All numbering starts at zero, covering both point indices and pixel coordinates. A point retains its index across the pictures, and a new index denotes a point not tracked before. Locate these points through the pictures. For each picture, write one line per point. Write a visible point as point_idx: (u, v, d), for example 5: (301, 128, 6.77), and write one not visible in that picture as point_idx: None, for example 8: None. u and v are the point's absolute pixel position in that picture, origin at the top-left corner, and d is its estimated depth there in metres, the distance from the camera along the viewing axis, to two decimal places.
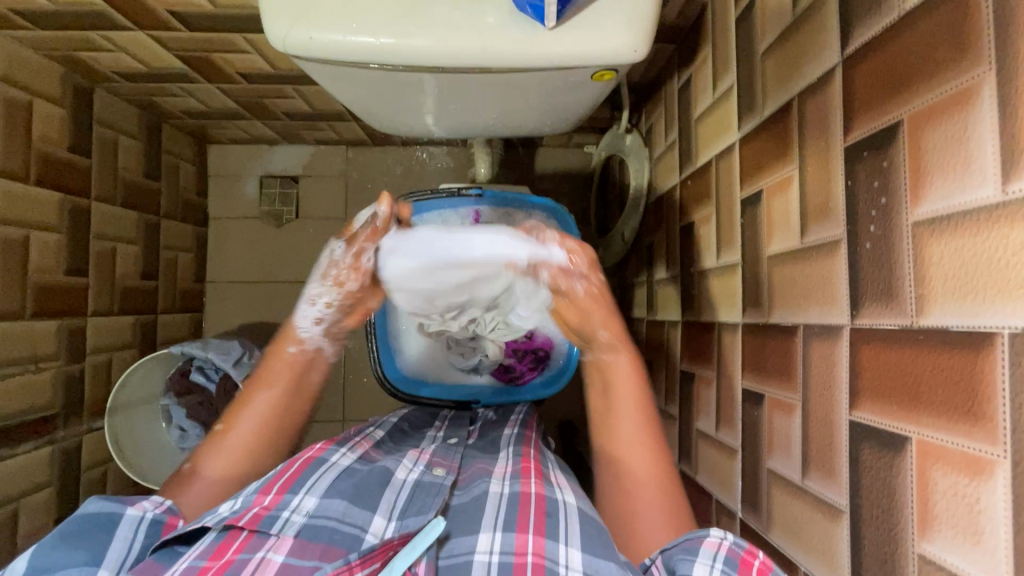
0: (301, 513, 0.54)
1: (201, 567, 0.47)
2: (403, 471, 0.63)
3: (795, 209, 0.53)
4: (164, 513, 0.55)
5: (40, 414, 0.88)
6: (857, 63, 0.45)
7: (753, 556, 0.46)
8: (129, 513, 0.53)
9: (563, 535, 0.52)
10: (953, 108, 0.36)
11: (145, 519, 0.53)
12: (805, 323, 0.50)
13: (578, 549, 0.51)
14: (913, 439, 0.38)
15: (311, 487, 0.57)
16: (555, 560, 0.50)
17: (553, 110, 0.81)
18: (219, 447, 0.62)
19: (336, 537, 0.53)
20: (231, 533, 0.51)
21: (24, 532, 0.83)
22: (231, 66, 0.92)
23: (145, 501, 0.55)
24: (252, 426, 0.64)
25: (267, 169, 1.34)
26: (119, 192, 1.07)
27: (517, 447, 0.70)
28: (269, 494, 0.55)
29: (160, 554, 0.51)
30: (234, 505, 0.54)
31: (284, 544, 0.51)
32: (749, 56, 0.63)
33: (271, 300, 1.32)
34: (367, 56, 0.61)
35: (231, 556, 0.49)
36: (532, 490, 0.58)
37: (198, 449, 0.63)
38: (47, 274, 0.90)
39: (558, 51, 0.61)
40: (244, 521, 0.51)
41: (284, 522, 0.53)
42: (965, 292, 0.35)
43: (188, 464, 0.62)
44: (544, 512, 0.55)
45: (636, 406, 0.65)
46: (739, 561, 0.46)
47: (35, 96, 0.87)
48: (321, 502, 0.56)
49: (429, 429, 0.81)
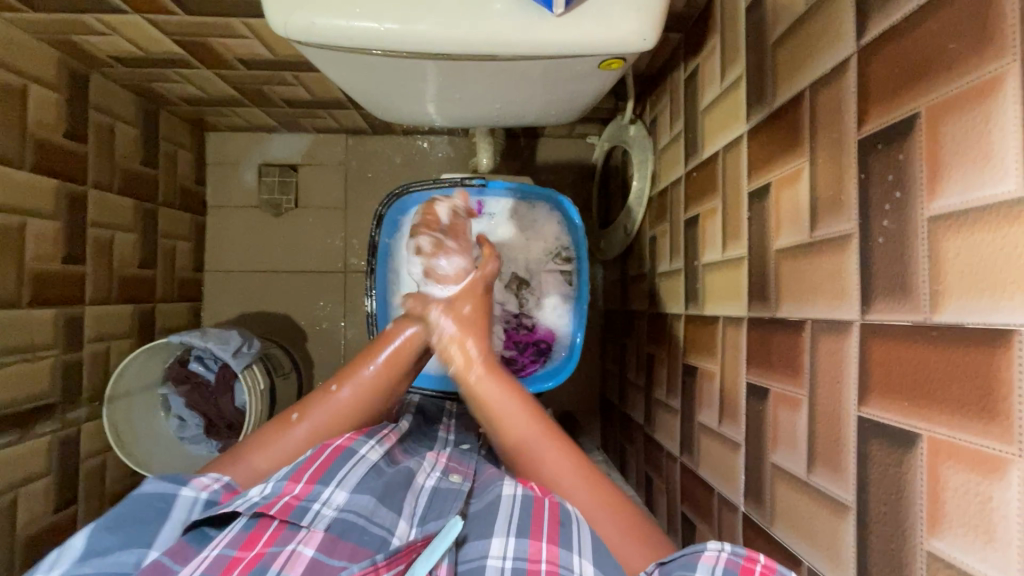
0: (332, 506, 0.54)
1: (232, 558, 0.49)
2: (422, 475, 0.63)
3: (805, 201, 0.52)
4: (219, 491, 0.57)
5: (39, 403, 0.87)
6: (873, 55, 0.44)
7: (754, 562, 0.46)
8: (185, 493, 0.55)
9: (577, 545, 0.53)
10: (973, 101, 0.35)
11: (199, 500, 0.55)
12: (813, 317, 0.50)
13: (592, 562, 0.52)
14: (924, 436, 0.37)
15: (341, 480, 0.56)
16: (569, 568, 0.51)
17: (559, 99, 0.80)
18: (331, 401, 0.65)
19: (365, 537, 0.53)
20: (262, 522, 0.52)
21: (22, 522, 0.83)
22: (230, 51, 0.91)
23: (203, 479, 0.57)
24: (362, 386, 0.67)
25: (265, 157, 1.32)
26: (117, 179, 1.05)
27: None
28: (300, 483, 0.55)
29: (191, 537, 0.52)
30: (265, 491, 0.54)
31: (314, 538, 0.51)
32: (759, 45, 0.62)
33: (269, 290, 1.31)
34: (371, 43, 0.60)
35: (262, 548, 0.50)
36: (545, 496, 0.58)
37: (306, 400, 0.66)
38: (44, 262, 0.89)
39: (565, 38, 0.60)
40: (275, 511, 0.52)
41: (315, 515, 0.53)
42: (982, 287, 0.34)
43: (296, 413, 0.65)
44: (558, 520, 0.55)
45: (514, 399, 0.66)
46: (740, 569, 0.46)
47: (30, 81, 0.86)
48: (351, 497, 0.56)
49: (440, 428, 0.81)
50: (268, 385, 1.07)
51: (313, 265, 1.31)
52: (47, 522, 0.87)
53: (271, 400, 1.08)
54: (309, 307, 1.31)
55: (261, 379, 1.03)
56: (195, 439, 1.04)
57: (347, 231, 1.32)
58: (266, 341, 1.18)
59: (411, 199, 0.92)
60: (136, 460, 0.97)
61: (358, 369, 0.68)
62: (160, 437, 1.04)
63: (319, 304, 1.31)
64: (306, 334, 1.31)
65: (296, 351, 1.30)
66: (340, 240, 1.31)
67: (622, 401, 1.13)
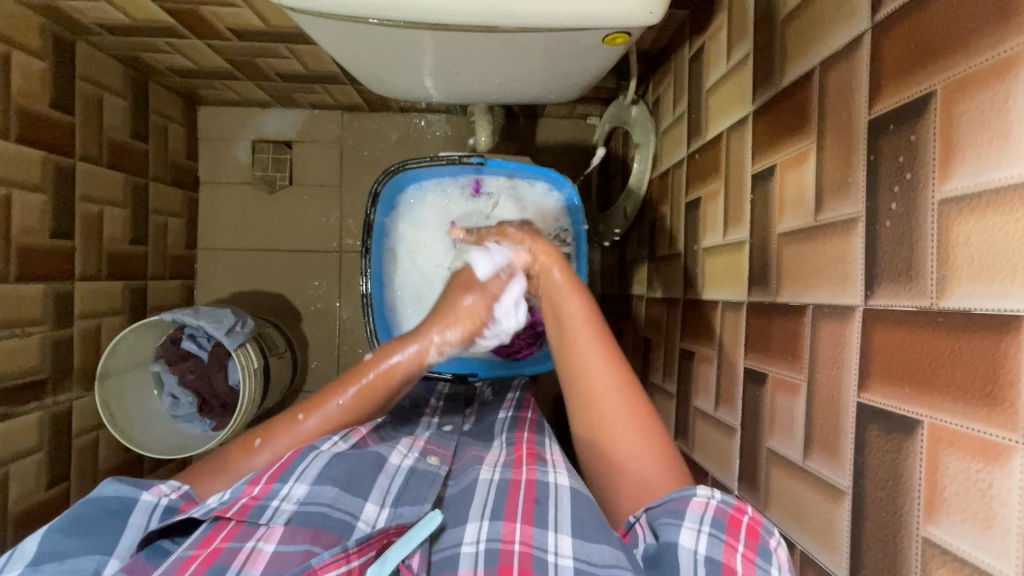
0: (291, 501, 0.54)
1: (189, 556, 0.48)
2: (397, 456, 0.61)
3: (809, 185, 0.51)
4: (179, 499, 0.56)
5: (29, 378, 0.86)
6: (886, 31, 0.42)
7: (741, 513, 0.47)
8: (144, 498, 0.54)
9: (552, 522, 0.52)
10: (992, 79, 0.34)
11: (159, 505, 0.54)
12: (814, 302, 0.49)
13: (568, 535, 0.50)
14: (926, 422, 0.37)
15: (300, 474, 0.56)
16: (543, 548, 0.49)
17: (561, 75, 0.78)
18: (293, 429, 0.62)
19: (328, 522, 0.53)
20: (219, 523, 0.52)
21: (13, 497, 0.82)
22: (220, 20, 0.88)
23: (161, 486, 0.56)
24: (329, 419, 0.63)
25: (259, 133, 1.29)
26: (105, 152, 1.02)
27: (510, 434, 0.69)
28: (257, 484, 0.54)
29: (149, 551, 0.51)
30: (223, 496, 0.54)
31: (274, 533, 0.51)
32: (768, 22, 0.60)
33: (262, 269, 1.29)
34: (367, 12, 0.58)
35: (219, 544, 0.49)
36: (522, 477, 0.57)
37: (270, 424, 0.63)
38: (31, 236, 0.87)
39: (568, 11, 0.58)
40: (233, 512, 0.52)
41: (274, 511, 0.53)
42: (991, 273, 0.33)
43: (259, 439, 0.62)
44: (532, 499, 0.54)
45: (582, 304, 0.66)
46: (727, 520, 0.46)
47: (13, 48, 0.83)
48: (312, 489, 0.55)
49: (426, 412, 0.79)
50: (261, 364, 1.06)
51: (307, 244, 1.29)
52: (40, 499, 0.87)
53: (264, 379, 1.08)
54: (304, 286, 1.29)
55: (254, 358, 1.02)
56: (188, 418, 1.05)
57: (342, 210, 1.29)
58: (259, 320, 1.16)
59: (409, 176, 0.91)
60: (128, 438, 0.97)
61: (328, 399, 0.64)
62: (153, 415, 1.03)
63: (314, 284, 1.30)
64: (300, 314, 1.29)
65: (291, 331, 1.29)
66: (335, 220, 1.29)
67: None
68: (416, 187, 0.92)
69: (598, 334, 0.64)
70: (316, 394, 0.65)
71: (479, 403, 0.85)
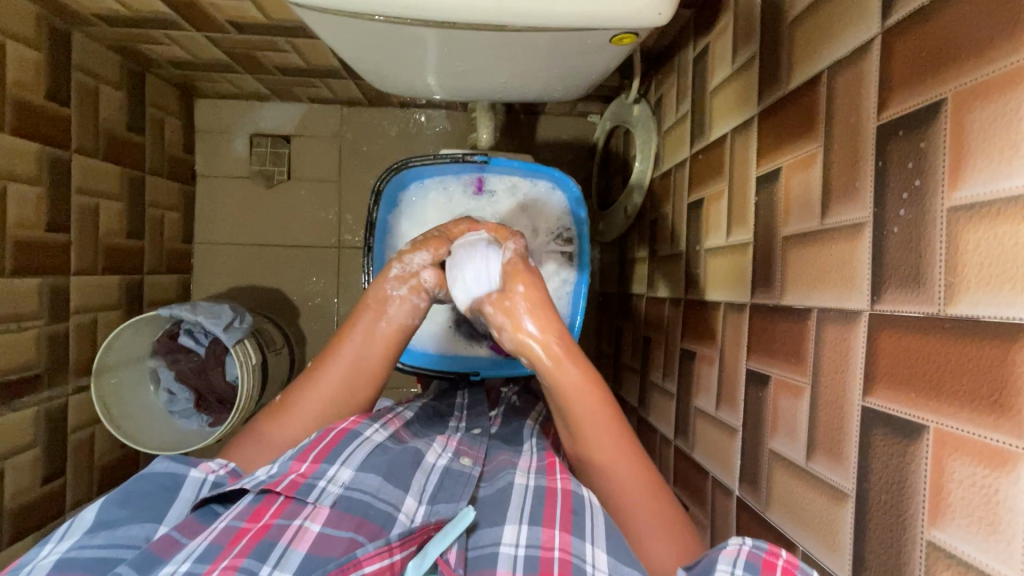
0: (337, 483, 0.54)
1: (240, 529, 0.48)
2: (433, 455, 0.61)
3: (816, 189, 0.51)
4: (227, 475, 0.55)
5: (26, 373, 0.86)
6: (896, 38, 0.42)
7: (776, 557, 0.44)
8: (194, 474, 0.54)
9: (590, 534, 0.51)
10: (1005, 87, 0.34)
11: (207, 481, 0.54)
12: (819, 307, 0.49)
13: (604, 551, 0.50)
14: (930, 427, 0.37)
15: (346, 459, 0.55)
16: (582, 558, 0.49)
17: (565, 74, 0.77)
18: (310, 394, 0.64)
19: (371, 513, 0.52)
20: (268, 497, 0.52)
21: (8, 493, 0.81)
22: (220, 12, 0.86)
23: (209, 463, 0.56)
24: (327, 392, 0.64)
25: (257, 126, 1.28)
26: (101, 144, 1.01)
27: (541, 443, 0.68)
28: (305, 462, 0.54)
29: (201, 513, 0.52)
30: (271, 470, 0.54)
31: (320, 514, 0.51)
32: (775, 24, 0.60)
33: (260, 264, 1.28)
34: (372, 8, 0.57)
35: (269, 520, 0.49)
36: (557, 485, 0.56)
37: (290, 390, 0.65)
38: (27, 230, 0.86)
39: (575, 11, 0.58)
40: (282, 487, 0.51)
41: (320, 492, 0.52)
42: (1001, 283, 0.34)
43: (280, 396, 0.64)
44: (570, 508, 0.53)
45: (597, 400, 0.60)
46: (761, 564, 0.43)
47: (8, 38, 0.81)
48: (357, 475, 0.55)
49: (451, 417, 0.77)
50: (259, 360, 1.05)
51: (305, 240, 1.28)
52: (35, 494, 0.86)
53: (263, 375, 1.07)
54: (301, 282, 1.29)
55: (252, 355, 1.02)
56: (185, 414, 1.04)
57: (341, 206, 1.29)
58: (257, 315, 1.15)
59: (411, 173, 0.90)
60: (126, 435, 0.96)
61: (322, 375, 0.64)
62: (150, 412, 1.03)
63: (312, 280, 1.29)
64: (298, 309, 1.29)
65: (288, 326, 1.29)
66: (334, 215, 1.29)
67: (615, 383, 1.14)
68: (418, 185, 0.92)
69: (607, 432, 0.59)
70: (323, 351, 0.67)
71: (505, 404, 0.83)
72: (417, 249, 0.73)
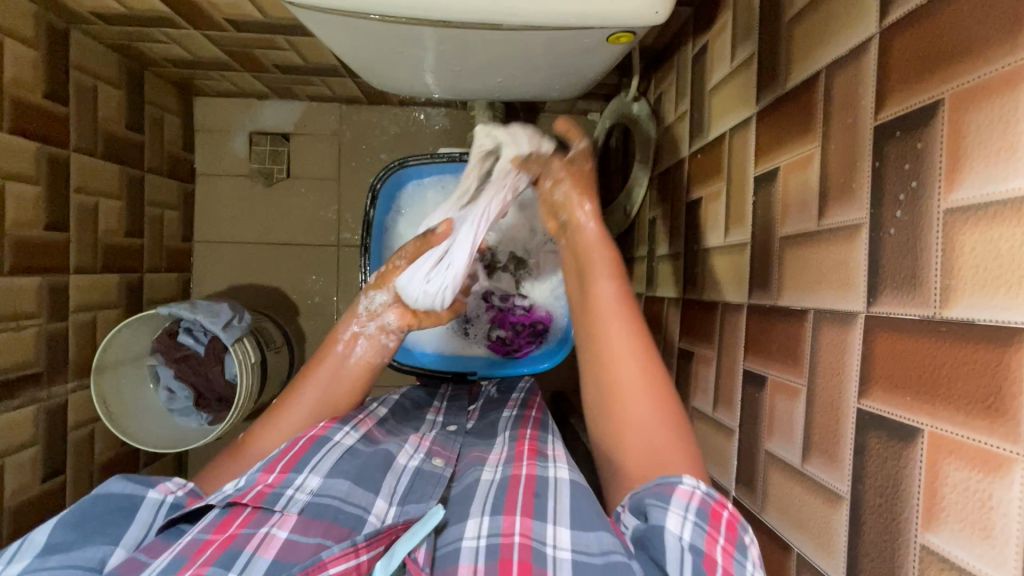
0: (305, 491, 0.54)
1: (205, 541, 0.48)
2: (404, 457, 0.61)
3: (813, 189, 0.51)
4: (184, 496, 0.56)
5: (25, 372, 0.86)
6: (893, 38, 0.42)
7: (722, 506, 0.46)
8: (151, 495, 0.54)
9: (550, 515, 0.51)
10: (1001, 89, 0.33)
11: (165, 503, 0.54)
12: (817, 308, 0.49)
13: (566, 527, 0.50)
14: (925, 430, 0.37)
15: (314, 466, 0.56)
16: (542, 541, 0.49)
17: (563, 73, 0.77)
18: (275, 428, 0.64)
19: (340, 516, 0.52)
20: (235, 509, 0.52)
21: (9, 490, 0.82)
22: (218, 11, 0.86)
23: (168, 483, 0.56)
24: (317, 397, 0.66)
25: (256, 125, 1.28)
26: (100, 143, 1.01)
27: (513, 431, 0.68)
28: (273, 472, 0.55)
29: (166, 536, 0.51)
30: (239, 484, 0.54)
31: (288, 521, 0.51)
32: (773, 23, 0.60)
33: (259, 263, 1.28)
34: (368, 7, 0.57)
35: (235, 530, 0.49)
36: (523, 472, 0.57)
37: (254, 424, 0.66)
38: (27, 229, 0.86)
39: (572, 10, 0.58)
40: (248, 499, 0.52)
41: (288, 499, 0.53)
42: (996, 285, 0.33)
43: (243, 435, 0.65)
44: (532, 493, 0.54)
45: (639, 364, 0.60)
46: (709, 512, 0.45)
47: (6, 37, 0.81)
48: (325, 481, 0.55)
49: (429, 409, 0.77)
50: (258, 358, 1.06)
51: (304, 238, 1.28)
52: (35, 492, 0.87)
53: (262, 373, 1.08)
54: (301, 280, 1.29)
55: (251, 353, 1.02)
56: (185, 412, 1.04)
57: (340, 204, 1.29)
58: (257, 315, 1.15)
59: (409, 173, 0.91)
60: (125, 433, 0.96)
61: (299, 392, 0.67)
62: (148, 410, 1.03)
63: (311, 278, 1.29)
64: (297, 308, 1.29)
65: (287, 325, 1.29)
66: (333, 213, 1.29)
67: None
68: (416, 184, 0.92)
69: (650, 389, 0.58)
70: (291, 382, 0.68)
71: (482, 398, 0.84)
72: (378, 287, 0.75)
